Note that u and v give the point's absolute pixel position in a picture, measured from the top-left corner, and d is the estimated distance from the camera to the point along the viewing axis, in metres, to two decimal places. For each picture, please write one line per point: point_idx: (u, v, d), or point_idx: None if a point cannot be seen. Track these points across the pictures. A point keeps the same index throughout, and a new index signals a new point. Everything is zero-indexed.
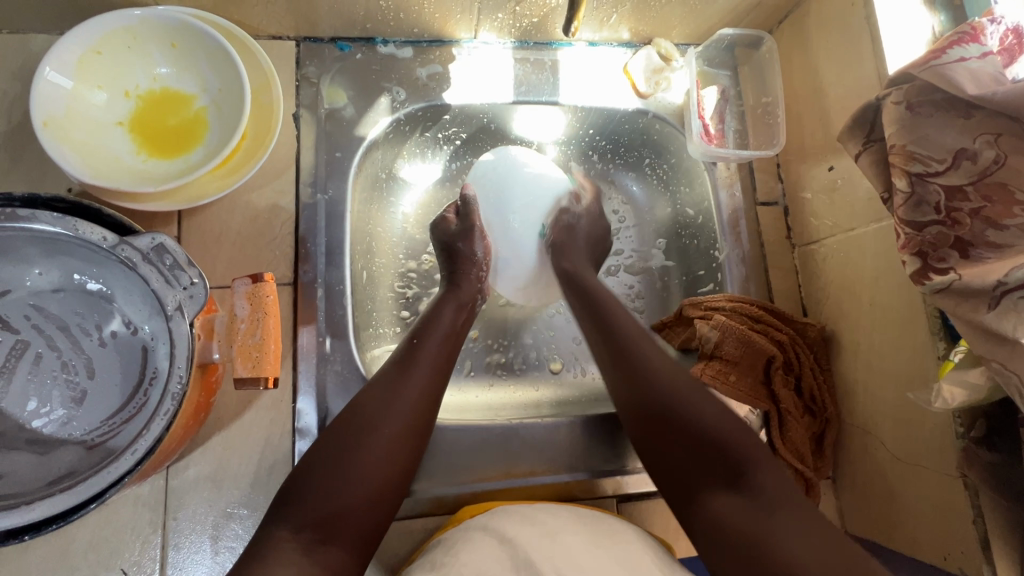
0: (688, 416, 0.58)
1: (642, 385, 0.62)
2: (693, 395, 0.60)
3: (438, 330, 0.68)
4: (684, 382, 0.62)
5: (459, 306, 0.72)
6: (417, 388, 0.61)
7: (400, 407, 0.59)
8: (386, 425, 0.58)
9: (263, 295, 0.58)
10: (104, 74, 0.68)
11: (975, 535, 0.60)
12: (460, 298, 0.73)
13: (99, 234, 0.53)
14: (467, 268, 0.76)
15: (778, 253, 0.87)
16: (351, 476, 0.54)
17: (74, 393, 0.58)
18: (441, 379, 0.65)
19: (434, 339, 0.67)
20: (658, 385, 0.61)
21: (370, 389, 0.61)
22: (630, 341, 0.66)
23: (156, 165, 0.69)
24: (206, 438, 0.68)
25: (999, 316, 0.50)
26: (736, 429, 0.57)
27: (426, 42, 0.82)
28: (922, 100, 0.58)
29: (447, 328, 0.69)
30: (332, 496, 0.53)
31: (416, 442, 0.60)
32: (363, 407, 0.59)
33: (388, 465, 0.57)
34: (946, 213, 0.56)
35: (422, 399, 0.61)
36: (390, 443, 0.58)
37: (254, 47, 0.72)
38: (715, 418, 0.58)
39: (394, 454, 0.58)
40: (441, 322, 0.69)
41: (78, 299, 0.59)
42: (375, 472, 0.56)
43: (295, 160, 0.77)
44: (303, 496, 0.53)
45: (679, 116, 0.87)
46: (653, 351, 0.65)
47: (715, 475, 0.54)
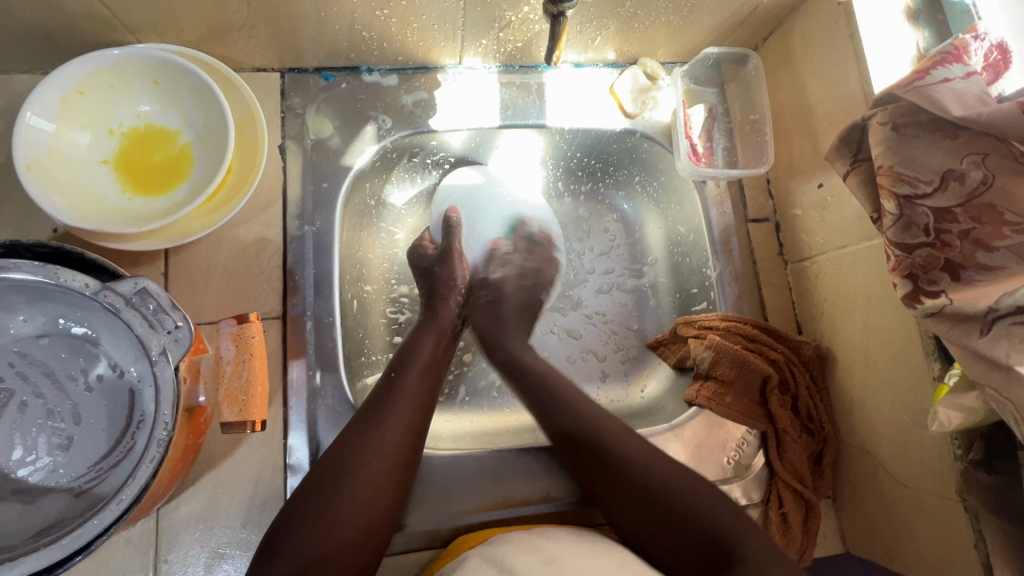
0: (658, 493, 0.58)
1: (588, 446, 0.64)
2: (655, 467, 0.60)
3: (417, 362, 0.67)
4: (641, 451, 0.62)
5: (439, 336, 0.72)
6: (398, 424, 0.61)
7: (381, 445, 0.59)
8: (367, 465, 0.57)
9: (248, 337, 0.58)
10: (87, 114, 0.67)
11: (976, 558, 0.59)
12: (440, 325, 0.73)
13: (81, 281, 0.53)
14: (445, 297, 0.75)
15: (771, 270, 0.86)
16: (336, 518, 0.54)
17: (60, 440, 0.58)
18: (423, 413, 0.64)
19: (415, 370, 0.66)
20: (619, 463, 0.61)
21: (349, 429, 0.60)
22: (569, 404, 0.67)
23: (141, 203, 0.69)
24: (197, 477, 0.68)
25: (991, 342, 0.50)
26: (704, 497, 0.57)
27: (411, 70, 0.82)
28: (908, 121, 0.58)
29: (427, 358, 0.68)
30: (316, 543, 0.52)
31: (401, 478, 0.60)
32: (343, 448, 0.58)
33: (371, 505, 0.57)
34: (935, 235, 0.55)
35: (405, 435, 0.61)
36: (373, 482, 0.57)
37: (238, 82, 0.72)
38: (682, 493, 0.57)
39: (377, 495, 0.57)
40: (419, 353, 0.68)
41: (63, 344, 0.58)
42: (356, 514, 0.55)
43: (281, 192, 0.77)
44: (288, 542, 0.52)
45: (667, 134, 0.87)
46: (596, 413, 0.66)
47: (697, 548, 0.54)
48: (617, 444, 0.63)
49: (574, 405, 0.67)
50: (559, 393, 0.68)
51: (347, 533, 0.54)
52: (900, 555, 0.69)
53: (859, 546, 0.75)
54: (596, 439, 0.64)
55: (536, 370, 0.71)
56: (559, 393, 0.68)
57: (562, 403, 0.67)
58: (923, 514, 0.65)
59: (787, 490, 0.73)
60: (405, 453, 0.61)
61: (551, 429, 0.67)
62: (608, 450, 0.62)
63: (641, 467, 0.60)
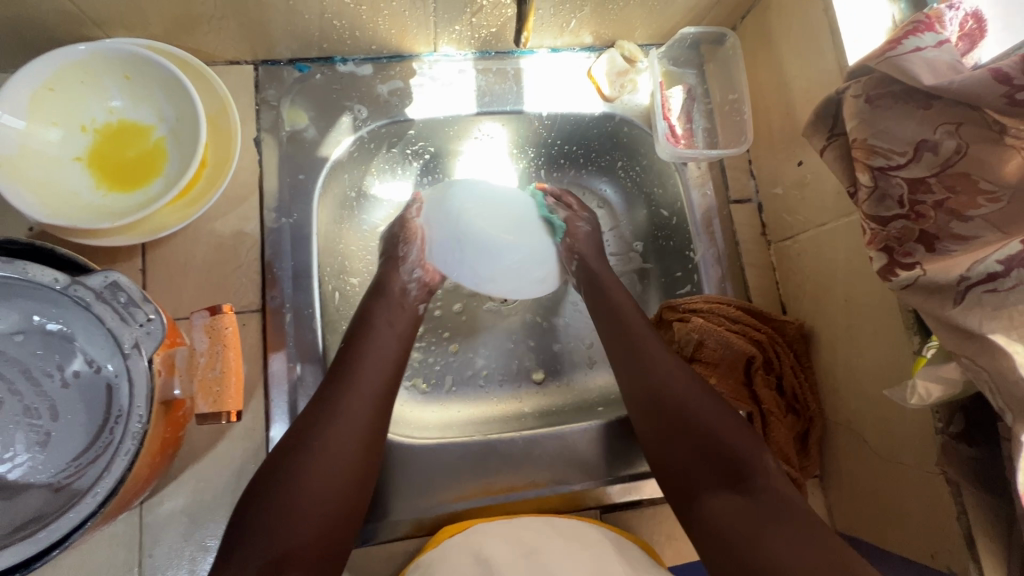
0: (693, 420, 0.64)
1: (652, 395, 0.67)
2: (702, 402, 0.65)
3: (370, 348, 0.67)
4: (691, 387, 0.66)
5: (392, 319, 0.72)
6: (354, 412, 0.61)
7: (337, 433, 0.59)
8: (325, 452, 0.58)
9: (221, 328, 0.58)
10: (58, 110, 0.67)
11: (958, 531, 0.59)
12: (392, 304, 0.73)
13: (50, 276, 0.52)
14: (398, 257, 0.77)
15: (753, 251, 0.86)
16: (301, 507, 0.54)
17: (39, 436, 0.58)
18: (384, 400, 0.64)
19: (371, 355, 0.66)
20: (670, 386, 0.66)
21: (307, 416, 0.60)
22: (696, 408, 0.64)
23: (116, 199, 0.69)
24: (179, 472, 0.68)
25: (965, 311, 0.50)
26: (734, 431, 0.63)
27: (386, 59, 0.82)
28: (881, 93, 0.56)
29: (382, 343, 0.68)
30: (286, 522, 0.53)
31: (365, 464, 0.60)
32: (302, 437, 0.58)
33: (335, 493, 0.57)
34: (909, 206, 0.55)
35: (365, 421, 0.61)
36: (334, 469, 0.57)
37: (210, 74, 0.72)
38: (717, 426, 0.63)
39: (338, 482, 0.57)
40: (374, 338, 0.69)
41: (37, 341, 0.58)
42: (320, 504, 0.56)
43: (258, 185, 0.76)
44: (252, 535, 0.52)
45: (646, 117, 0.87)
46: (738, 430, 0.63)
47: (717, 475, 0.60)
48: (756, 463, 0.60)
49: (713, 421, 0.63)
50: (694, 412, 0.64)
51: (312, 522, 0.55)
52: (887, 532, 0.68)
53: (846, 523, 0.75)
54: (671, 398, 0.66)
55: (671, 388, 0.66)
56: (698, 407, 0.64)
57: (693, 408, 0.64)
58: (908, 490, 0.65)
59: None
60: (366, 440, 0.61)
61: (629, 384, 0.69)
62: (685, 408, 0.64)
63: (687, 397, 0.65)
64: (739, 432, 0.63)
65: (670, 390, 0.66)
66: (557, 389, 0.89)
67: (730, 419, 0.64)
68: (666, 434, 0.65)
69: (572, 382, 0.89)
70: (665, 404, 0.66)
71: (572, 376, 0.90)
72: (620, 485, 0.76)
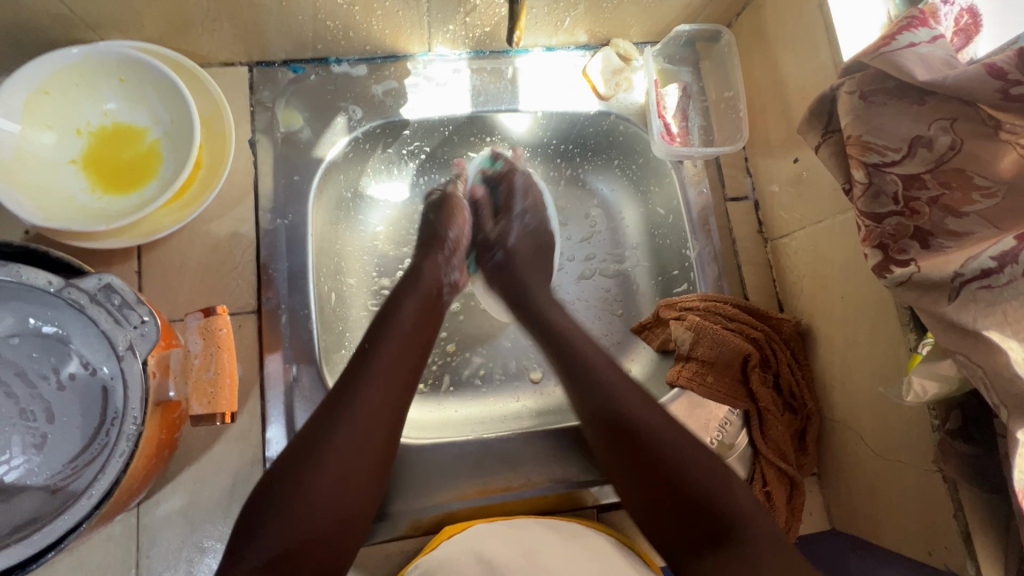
0: (653, 449, 0.57)
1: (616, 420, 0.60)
2: (659, 427, 0.58)
3: (397, 334, 0.62)
4: (649, 411, 0.59)
5: (422, 306, 0.67)
6: (374, 400, 0.57)
7: (355, 424, 0.56)
8: (341, 441, 0.55)
9: (216, 329, 0.58)
10: (53, 113, 0.67)
11: (956, 528, 0.58)
12: (423, 290, 0.68)
13: (44, 279, 0.52)
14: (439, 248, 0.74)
15: (750, 249, 0.86)
16: (310, 496, 0.52)
17: (35, 439, 0.58)
18: (402, 389, 0.60)
19: (394, 339, 0.62)
20: (626, 413, 0.59)
21: (329, 400, 0.58)
22: (655, 436, 0.57)
23: (111, 202, 0.69)
24: (176, 473, 0.68)
25: (958, 308, 0.50)
26: (703, 463, 0.56)
27: (381, 59, 0.82)
28: (875, 89, 0.56)
29: (409, 328, 0.64)
30: (300, 516, 0.52)
31: (383, 451, 0.57)
32: (316, 426, 0.56)
33: (349, 482, 0.54)
34: (904, 203, 0.55)
35: (383, 410, 0.58)
36: (346, 457, 0.55)
37: (203, 76, 0.72)
38: (685, 457, 0.56)
39: (356, 470, 0.55)
40: (402, 322, 0.64)
41: (34, 344, 0.59)
42: (335, 495, 0.53)
43: (253, 187, 0.76)
44: (261, 524, 0.51)
45: (642, 115, 0.87)
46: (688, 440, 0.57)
47: (687, 519, 0.54)
48: (705, 475, 0.55)
49: (658, 435, 0.57)
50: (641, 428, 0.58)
51: (321, 511, 0.53)
52: (884, 529, 0.68)
53: (844, 521, 0.75)
54: (632, 427, 0.58)
55: (631, 413, 0.59)
56: (643, 421, 0.58)
57: (649, 436, 0.57)
58: (904, 487, 0.64)
59: (770, 469, 0.73)
60: (386, 429, 0.58)
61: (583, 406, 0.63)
62: (643, 436, 0.58)
63: (641, 427, 0.58)
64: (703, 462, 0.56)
65: (632, 417, 0.59)
66: (555, 388, 0.89)
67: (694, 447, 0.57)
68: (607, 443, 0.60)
69: None
70: (626, 432, 0.58)
71: None
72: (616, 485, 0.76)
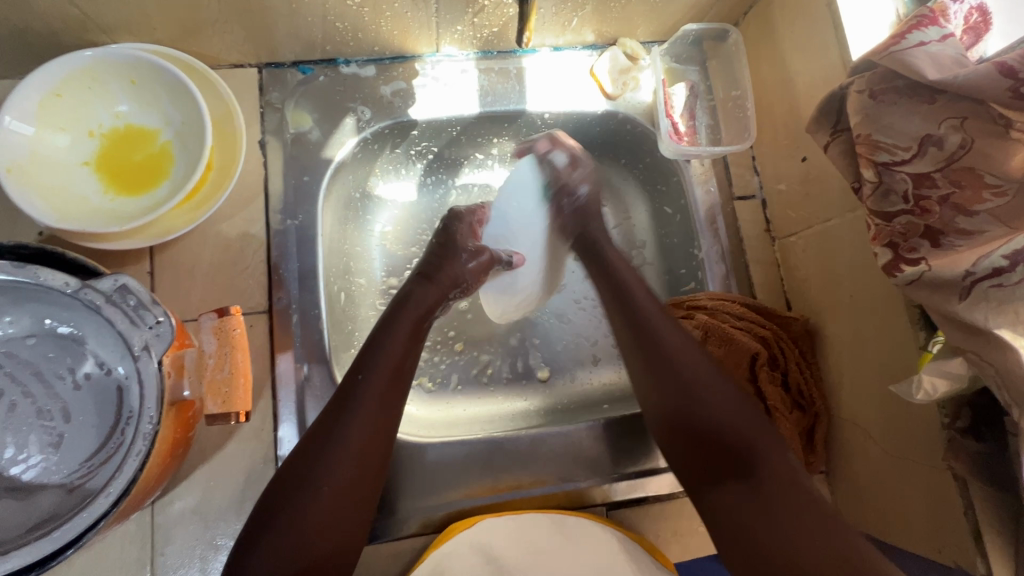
0: (705, 407, 0.60)
1: (670, 379, 0.64)
2: (712, 385, 0.62)
3: (385, 363, 0.62)
4: (705, 371, 0.63)
5: (412, 334, 0.66)
6: (364, 431, 0.58)
7: (348, 452, 0.57)
8: (333, 473, 0.55)
9: (230, 329, 0.59)
10: (67, 116, 0.68)
11: (965, 526, 0.59)
12: (412, 320, 0.67)
13: (61, 280, 0.53)
14: (429, 278, 0.71)
15: (758, 247, 0.86)
16: (320, 501, 0.54)
17: (51, 438, 0.59)
18: (392, 408, 0.61)
19: (381, 369, 0.62)
20: (681, 373, 0.63)
21: (329, 410, 0.59)
22: (706, 392, 0.61)
23: (124, 203, 0.69)
24: (189, 472, 0.69)
25: (970, 306, 0.50)
26: (750, 420, 0.59)
27: (389, 60, 0.82)
28: (885, 88, 0.56)
29: (398, 356, 0.63)
30: (311, 521, 0.53)
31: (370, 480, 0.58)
32: (310, 457, 0.56)
33: (343, 512, 0.55)
34: (914, 201, 0.55)
35: (374, 438, 0.58)
36: (349, 462, 0.56)
37: (214, 78, 0.72)
38: (733, 413, 0.59)
39: (348, 501, 0.56)
40: (394, 343, 0.64)
41: (49, 344, 0.59)
42: (329, 525, 0.54)
43: (263, 187, 0.77)
44: (270, 529, 0.53)
45: (649, 115, 0.87)
46: (723, 385, 0.62)
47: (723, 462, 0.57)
48: (736, 414, 0.59)
49: (697, 379, 0.63)
50: (681, 371, 0.64)
51: (326, 519, 0.54)
52: (892, 525, 0.69)
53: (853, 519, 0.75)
54: (688, 386, 0.62)
55: (688, 373, 0.63)
56: (697, 376, 0.63)
57: (702, 392, 0.61)
58: (912, 482, 0.65)
59: None
60: (373, 458, 0.58)
61: (641, 367, 0.67)
62: (698, 395, 0.61)
63: (696, 384, 0.62)
64: (749, 417, 0.59)
65: (687, 378, 0.63)
66: (563, 387, 0.89)
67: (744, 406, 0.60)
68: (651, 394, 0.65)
69: (577, 380, 0.90)
70: (681, 390, 0.62)
71: (577, 374, 0.90)
72: (626, 482, 0.76)
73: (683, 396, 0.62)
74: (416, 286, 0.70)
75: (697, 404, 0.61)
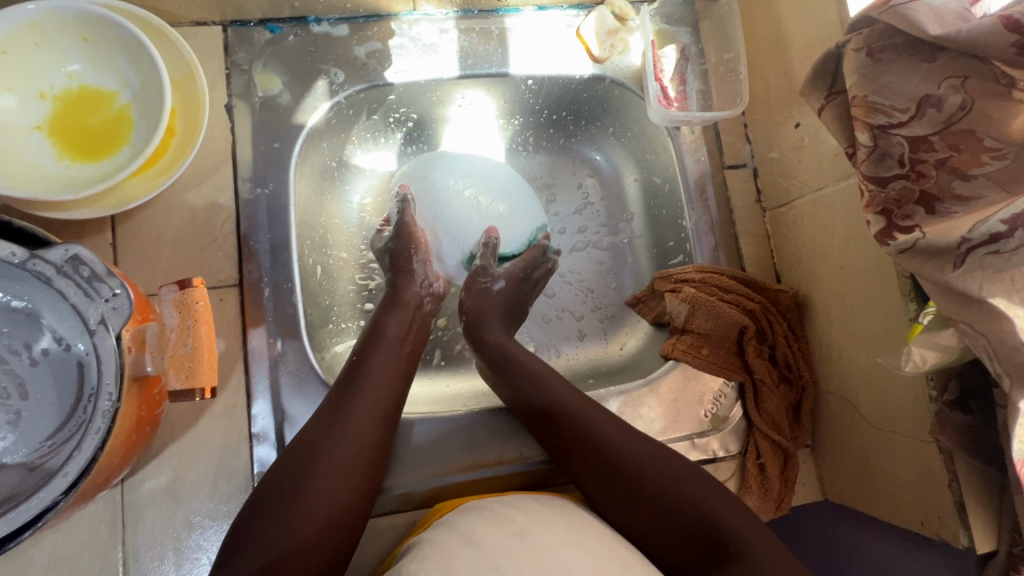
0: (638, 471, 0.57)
1: (586, 453, 0.61)
2: (631, 445, 0.60)
3: (384, 350, 0.66)
4: (615, 431, 0.61)
5: (409, 319, 0.71)
6: (364, 412, 0.59)
7: (348, 432, 0.57)
8: (330, 450, 0.56)
9: (192, 302, 0.56)
10: (13, 75, 0.63)
11: (949, 498, 0.58)
12: (409, 308, 0.72)
13: (6, 249, 0.49)
14: (407, 268, 0.75)
15: (748, 219, 0.83)
16: (311, 477, 0.54)
17: (9, 416, 0.56)
18: (391, 395, 0.63)
19: (381, 353, 0.65)
20: (589, 441, 0.61)
21: (331, 394, 0.61)
22: (622, 452, 0.59)
23: (81, 169, 0.65)
24: (160, 450, 0.66)
25: (964, 275, 0.48)
26: (692, 485, 0.56)
27: (363, 18, 0.77)
28: (883, 45, 0.52)
29: (395, 342, 0.67)
30: (302, 495, 0.53)
31: (371, 467, 0.59)
32: (306, 437, 0.57)
33: (335, 491, 0.55)
34: (911, 165, 0.52)
35: (374, 418, 0.60)
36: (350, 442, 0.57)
37: (173, 35, 0.68)
38: (672, 479, 0.56)
39: (343, 480, 0.55)
40: (388, 335, 0.67)
41: (3, 318, 0.56)
42: (317, 503, 0.53)
43: (231, 155, 0.73)
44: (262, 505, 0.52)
45: (638, 80, 0.83)
46: (643, 445, 0.60)
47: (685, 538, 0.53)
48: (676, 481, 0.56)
49: (624, 454, 0.59)
50: (591, 431, 0.61)
51: (316, 497, 0.53)
52: (877, 502, 0.68)
53: (837, 492, 0.74)
54: (612, 457, 0.59)
55: (598, 436, 0.61)
56: (608, 441, 0.60)
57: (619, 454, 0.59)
58: (899, 459, 0.64)
59: (764, 441, 0.73)
60: (374, 440, 0.59)
61: (562, 452, 0.63)
62: (626, 462, 0.58)
63: (615, 448, 0.60)
64: (684, 480, 0.56)
65: (600, 444, 0.60)
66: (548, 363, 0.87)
67: (672, 468, 0.57)
68: (564, 450, 0.63)
69: (563, 355, 0.86)
70: (602, 465, 0.59)
71: (562, 349, 0.87)
72: None
73: (632, 485, 0.57)
74: (395, 278, 0.74)
75: (654, 491, 0.56)
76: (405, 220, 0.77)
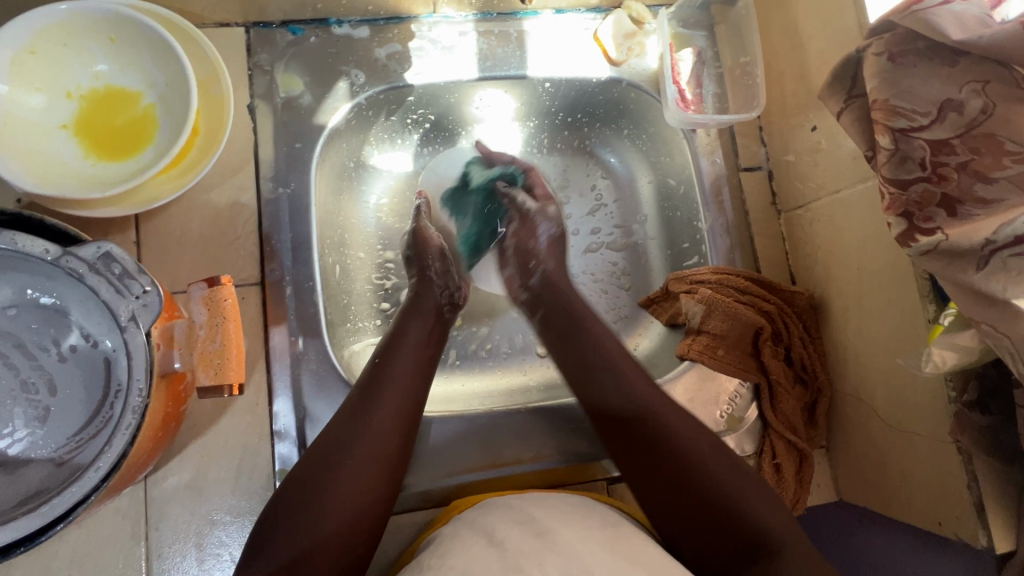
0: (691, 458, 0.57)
1: (640, 433, 0.60)
2: (688, 432, 0.59)
3: (407, 351, 0.66)
4: (674, 415, 0.60)
5: (431, 321, 0.72)
6: (389, 412, 0.60)
7: (373, 432, 0.58)
8: (356, 450, 0.56)
9: (220, 299, 0.57)
10: (41, 75, 0.64)
11: (969, 499, 0.58)
12: (428, 310, 0.72)
13: (40, 247, 0.50)
14: (426, 275, 0.75)
15: (763, 220, 0.84)
16: (336, 476, 0.55)
17: (38, 411, 0.57)
18: (416, 394, 0.63)
19: (404, 353, 0.66)
20: (647, 423, 0.60)
21: (355, 393, 0.61)
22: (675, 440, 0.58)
23: (106, 168, 0.66)
24: (183, 446, 0.67)
25: (987, 276, 0.48)
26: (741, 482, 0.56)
27: (384, 20, 0.78)
28: (904, 50, 0.53)
29: (417, 343, 0.68)
30: (329, 493, 0.54)
31: (397, 466, 0.59)
32: (331, 436, 0.57)
33: (361, 490, 0.55)
34: (931, 168, 0.52)
35: (398, 418, 0.60)
36: (375, 442, 0.57)
37: (198, 36, 0.68)
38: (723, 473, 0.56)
39: (368, 480, 0.56)
40: (410, 336, 0.68)
41: (33, 315, 0.57)
42: (344, 502, 0.54)
43: (253, 155, 0.74)
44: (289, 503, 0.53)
45: (655, 82, 0.84)
46: (701, 434, 0.59)
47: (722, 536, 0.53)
48: (725, 477, 0.56)
49: (681, 440, 0.58)
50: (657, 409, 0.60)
51: (343, 497, 0.54)
52: (892, 502, 0.69)
53: (851, 493, 0.75)
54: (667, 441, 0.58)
55: (654, 420, 0.60)
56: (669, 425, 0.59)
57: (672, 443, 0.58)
58: (916, 460, 0.64)
59: (780, 440, 0.74)
60: (399, 439, 0.60)
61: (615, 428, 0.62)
62: (680, 448, 0.57)
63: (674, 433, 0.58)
64: (732, 476, 0.56)
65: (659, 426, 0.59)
66: None
67: (724, 463, 0.57)
68: (613, 429, 0.62)
69: None
70: (653, 448, 0.58)
71: None
72: None
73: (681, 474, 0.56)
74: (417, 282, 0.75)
75: (705, 483, 0.55)
76: (420, 226, 0.79)
